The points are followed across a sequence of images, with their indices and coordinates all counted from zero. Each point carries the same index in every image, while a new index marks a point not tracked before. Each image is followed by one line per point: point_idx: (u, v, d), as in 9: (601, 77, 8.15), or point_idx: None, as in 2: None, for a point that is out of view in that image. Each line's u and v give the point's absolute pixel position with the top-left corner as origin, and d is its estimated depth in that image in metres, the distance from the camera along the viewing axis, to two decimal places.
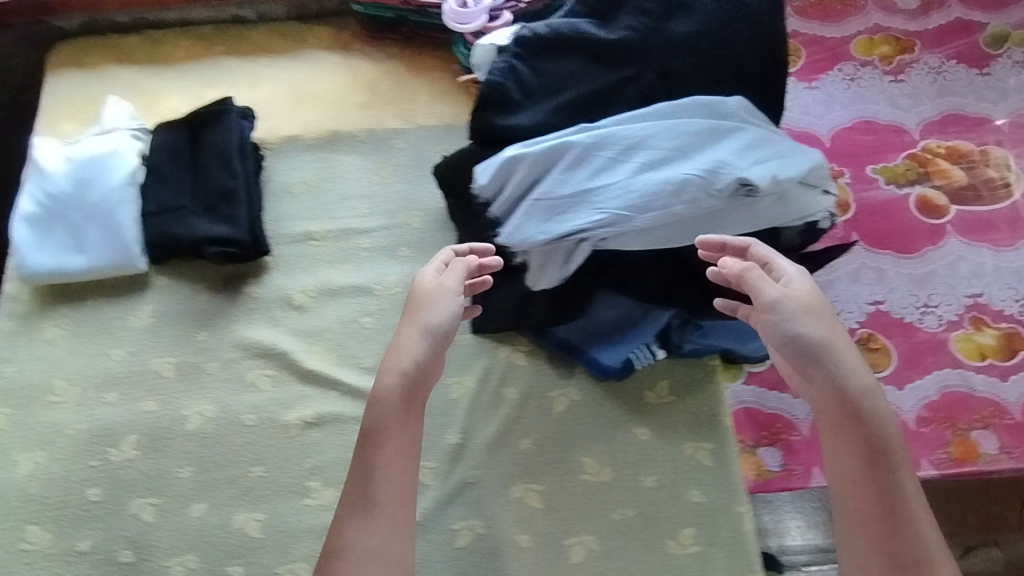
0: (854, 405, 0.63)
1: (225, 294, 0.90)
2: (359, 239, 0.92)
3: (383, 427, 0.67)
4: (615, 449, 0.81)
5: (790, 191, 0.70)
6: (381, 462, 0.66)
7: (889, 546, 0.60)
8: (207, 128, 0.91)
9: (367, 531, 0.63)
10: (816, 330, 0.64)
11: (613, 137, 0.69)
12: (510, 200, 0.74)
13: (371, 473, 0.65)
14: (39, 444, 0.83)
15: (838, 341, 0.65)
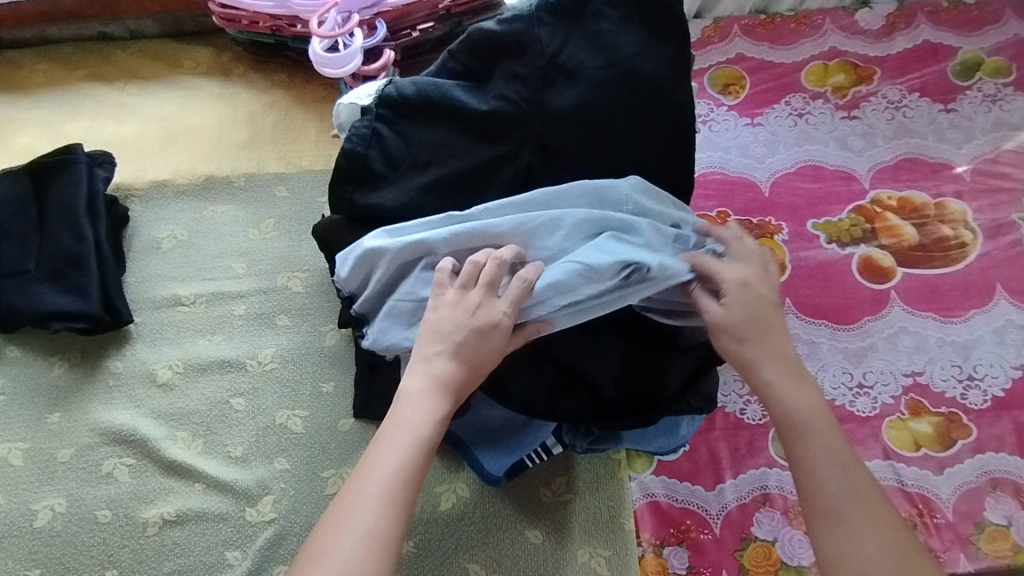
0: (784, 392, 0.59)
1: (83, 369, 0.81)
2: (232, 305, 0.83)
3: (410, 432, 0.55)
4: (504, 554, 0.73)
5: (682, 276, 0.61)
6: (404, 463, 0.54)
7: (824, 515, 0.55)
8: (55, 179, 0.82)
9: (367, 517, 0.51)
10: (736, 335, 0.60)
11: (482, 233, 0.59)
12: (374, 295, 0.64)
13: (381, 470, 0.53)
14: None
15: (759, 334, 0.60)
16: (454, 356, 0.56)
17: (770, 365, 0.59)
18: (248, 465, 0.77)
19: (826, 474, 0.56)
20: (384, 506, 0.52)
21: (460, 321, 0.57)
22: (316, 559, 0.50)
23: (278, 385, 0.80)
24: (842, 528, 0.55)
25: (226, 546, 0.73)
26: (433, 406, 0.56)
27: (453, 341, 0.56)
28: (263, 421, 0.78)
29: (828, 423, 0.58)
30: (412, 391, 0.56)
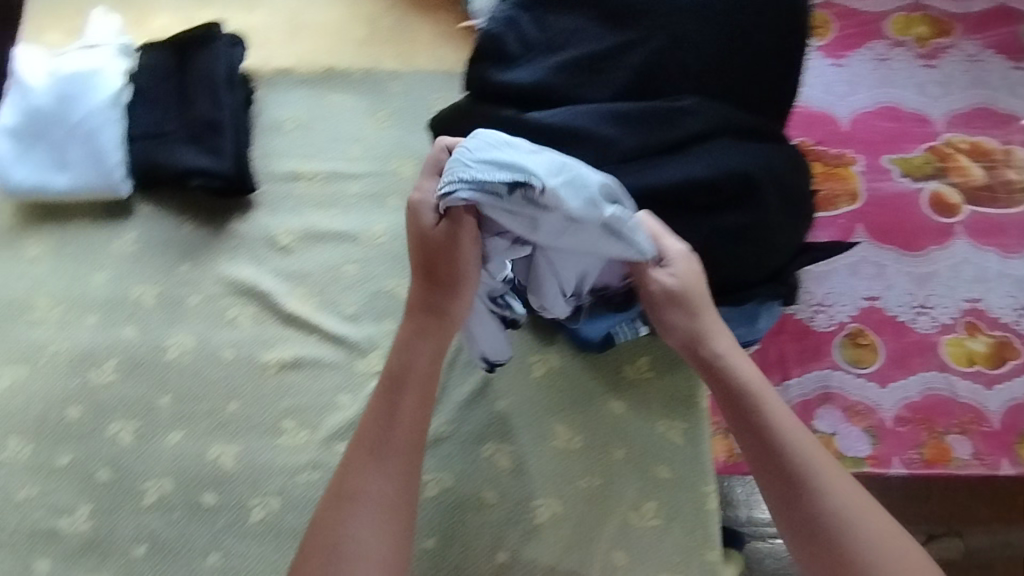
0: (733, 367, 0.67)
1: (209, 228, 0.87)
2: (347, 184, 0.89)
3: (407, 383, 0.69)
4: (589, 419, 0.81)
5: (590, 229, 0.64)
6: (400, 417, 0.68)
7: (778, 471, 0.64)
8: (196, 53, 0.87)
9: (376, 485, 0.66)
10: (687, 312, 0.68)
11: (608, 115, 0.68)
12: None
13: (382, 431, 0.68)
14: (18, 360, 0.81)
15: (704, 313, 0.68)
16: (423, 279, 0.69)
17: (718, 343, 0.68)
18: (358, 323, 0.84)
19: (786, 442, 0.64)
20: (390, 466, 0.67)
21: (419, 240, 0.69)
22: (332, 533, 0.64)
23: (389, 258, 0.86)
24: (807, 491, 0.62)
25: (338, 391, 0.81)
26: (425, 349, 0.70)
27: (425, 269, 0.69)
28: (372, 288, 0.85)
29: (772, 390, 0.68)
30: (407, 339, 0.70)
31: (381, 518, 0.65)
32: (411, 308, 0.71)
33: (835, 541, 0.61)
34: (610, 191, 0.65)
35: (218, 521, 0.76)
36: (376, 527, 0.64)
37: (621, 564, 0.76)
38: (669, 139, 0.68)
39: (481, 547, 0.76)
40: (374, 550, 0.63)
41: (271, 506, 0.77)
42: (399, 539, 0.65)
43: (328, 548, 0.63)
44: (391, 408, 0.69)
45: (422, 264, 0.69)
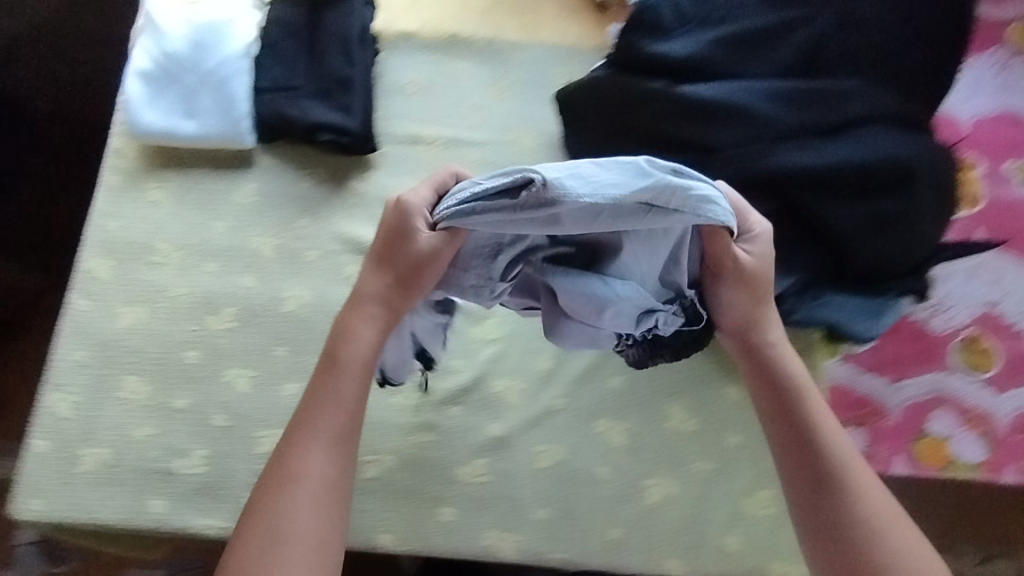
0: (786, 363, 0.65)
1: (330, 185, 0.87)
2: (468, 151, 0.89)
3: (347, 365, 0.65)
4: (705, 403, 0.80)
5: (629, 208, 0.54)
6: (328, 401, 0.64)
7: (814, 472, 0.62)
8: (331, 10, 0.88)
9: (313, 466, 0.62)
10: (753, 296, 0.64)
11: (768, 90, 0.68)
12: (654, 112, 0.70)
13: (323, 412, 0.63)
14: (140, 300, 0.82)
15: (766, 300, 0.66)
16: (388, 275, 0.64)
17: (775, 336, 0.66)
18: None
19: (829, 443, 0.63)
20: (319, 449, 0.62)
21: (388, 237, 0.64)
22: (267, 510, 0.60)
23: None
24: (844, 494, 0.61)
25: (453, 355, 0.81)
26: (368, 334, 0.65)
27: (390, 268, 0.64)
28: None
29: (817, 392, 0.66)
30: (348, 326, 0.65)
31: (318, 507, 0.61)
32: (355, 298, 0.66)
33: (863, 546, 0.59)
34: (639, 168, 0.53)
35: None
36: (309, 510, 0.60)
37: (732, 550, 0.76)
38: (824, 120, 0.68)
39: (590, 521, 0.76)
40: (303, 533, 0.60)
41: (384, 463, 0.77)
42: (326, 530, 0.60)
43: (260, 528, 0.59)
44: (331, 387, 0.64)
45: (389, 260, 0.64)
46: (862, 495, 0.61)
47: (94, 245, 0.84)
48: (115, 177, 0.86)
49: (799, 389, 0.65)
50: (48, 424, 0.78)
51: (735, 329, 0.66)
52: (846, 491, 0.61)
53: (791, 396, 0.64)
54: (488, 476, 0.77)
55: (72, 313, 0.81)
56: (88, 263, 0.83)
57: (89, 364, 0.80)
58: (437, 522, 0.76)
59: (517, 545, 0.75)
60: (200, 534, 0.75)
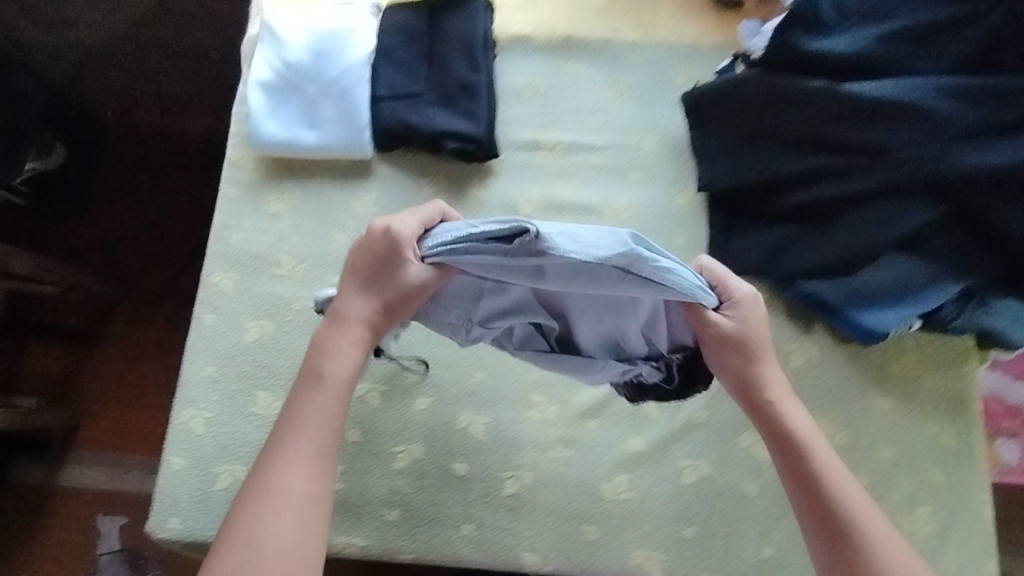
0: (789, 413, 0.65)
1: (450, 193, 0.85)
2: (590, 156, 0.85)
3: (328, 381, 0.62)
4: (854, 415, 0.76)
5: (607, 272, 0.54)
6: (313, 413, 0.61)
7: (829, 528, 0.61)
8: (448, 14, 0.86)
9: (292, 481, 0.58)
10: (741, 357, 0.64)
11: (938, 91, 0.69)
12: (816, 112, 0.73)
13: (302, 425, 0.60)
14: (266, 314, 0.81)
15: (760, 360, 0.65)
16: (375, 299, 0.62)
17: (775, 389, 0.66)
18: None
19: (837, 492, 0.62)
20: (302, 465, 0.59)
21: (371, 262, 0.62)
22: (248, 526, 0.56)
23: None
24: (856, 541, 0.60)
25: None
26: (351, 353, 0.63)
27: (372, 295, 0.62)
28: None
29: (827, 447, 0.65)
30: (325, 342, 0.63)
31: (299, 519, 0.57)
32: (337, 316, 0.63)
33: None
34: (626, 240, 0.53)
35: (469, 492, 0.75)
36: (294, 525, 0.57)
37: None
38: (1002, 119, 0.68)
39: (739, 538, 0.74)
40: (290, 550, 0.56)
41: (524, 479, 0.76)
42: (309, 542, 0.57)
43: (238, 544, 0.55)
44: (308, 401, 0.61)
45: (372, 285, 0.62)
46: (875, 540, 0.60)
47: (218, 258, 0.83)
48: (234, 190, 0.85)
49: (803, 438, 0.64)
50: (183, 441, 0.77)
51: (736, 382, 0.66)
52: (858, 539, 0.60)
53: (793, 448, 0.64)
54: (631, 492, 0.75)
55: (199, 328, 0.80)
56: (213, 277, 0.82)
57: (220, 379, 0.79)
58: (581, 539, 0.74)
59: (666, 565, 0.73)
60: (341, 552, 0.74)
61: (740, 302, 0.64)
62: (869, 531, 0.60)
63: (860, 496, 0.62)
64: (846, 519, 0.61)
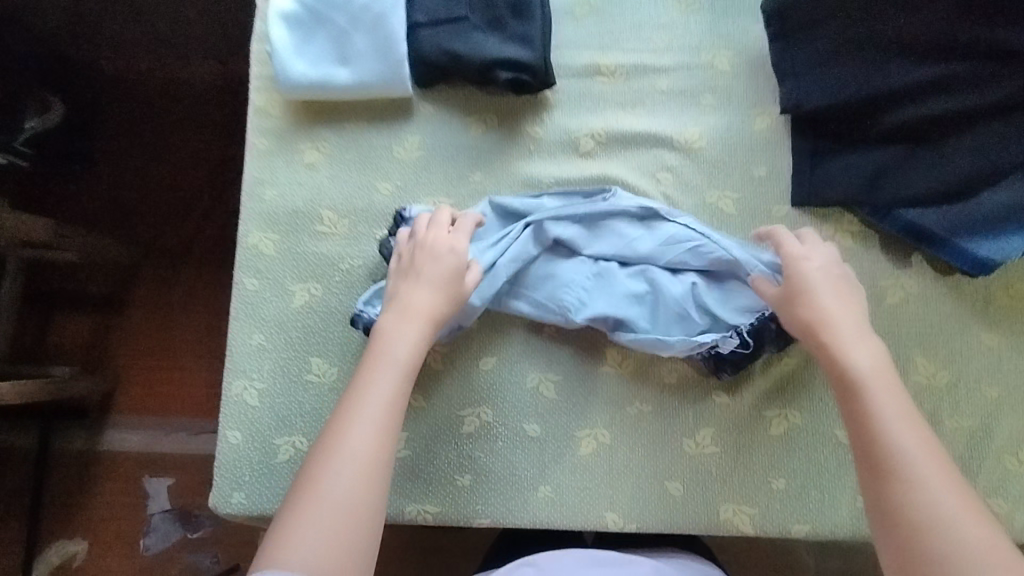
0: (851, 353, 0.58)
1: (501, 132, 0.77)
2: (655, 80, 0.77)
3: (394, 354, 0.59)
4: (957, 352, 0.70)
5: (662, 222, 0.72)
6: (382, 391, 0.57)
7: (883, 467, 0.53)
8: None
9: (361, 439, 0.54)
10: (791, 298, 0.62)
11: None
12: (935, 14, 0.67)
13: (371, 391, 0.57)
14: (312, 276, 0.76)
15: (817, 299, 0.61)
16: (441, 293, 0.64)
17: (841, 328, 0.59)
18: None
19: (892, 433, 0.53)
20: (366, 429, 0.55)
21: (437, 263, 0.65)
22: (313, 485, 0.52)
23: (710, 166, 0.75)
24: (906, 486, 0.51)
25: None
26: (414, 336, 0.61)
27: (434, 300, 0.63)
28: (692, 201, 0.74)
29: (899, 391, 0.56)
30: (389, 328, 0.61)
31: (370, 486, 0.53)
32: (401, 308, 0.62)
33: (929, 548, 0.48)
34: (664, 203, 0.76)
35: (544, 452, 0.71)
36: (357, 481, 0.52)
37: (1000, 512, 0.68)
38: None
39: (833, 488, 0.70)
40: (349, 510, 0.51)
41: (601, 438, 0.71)
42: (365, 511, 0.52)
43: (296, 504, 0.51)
44: (375, 370, 0.58)
45: (437, 291, 0.63)
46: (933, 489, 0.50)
47: (256, 217, 0.77)
48: (264, 141, 0.79)
49: (862, 379, 0.56)
50: (238, 412, 0.74)
51: (795, 322, 0.61)
52: (909, 486, 0.51)
53: (847, 389, 0.57)
54: (716, 446, 0.71)
55: (241, 294, 0.76)
56: (249, 237, 0.77)
57: (270, 346, 0.75)
58: (667, 497, 0.70)
59: (756, 519, 0.69)
60: (414, 520, 0.71)
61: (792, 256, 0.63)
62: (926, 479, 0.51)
63: (924, 445, 0.53)
64: (899, 461, 0.52)
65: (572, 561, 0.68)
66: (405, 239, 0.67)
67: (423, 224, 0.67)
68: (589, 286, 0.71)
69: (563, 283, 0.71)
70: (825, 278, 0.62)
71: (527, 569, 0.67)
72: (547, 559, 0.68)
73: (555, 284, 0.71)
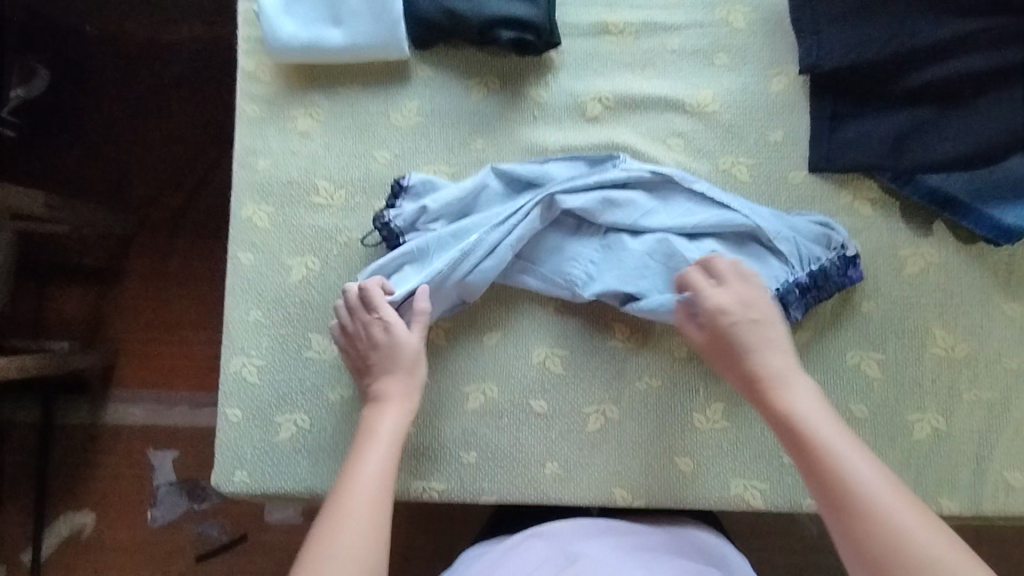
0: (786, 396, 0.57)
1: (503, 95, 0.74)
2: (665, 40, 0.73)
3: (381, 436, 0.61)
4: (977, 323, 0.68)
5: (680, 189, 0.70)
6: (376, 462, 0.59)
7: (842, 519, 0.50)
8: None
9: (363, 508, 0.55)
10: (724, 351, 0.61)
11: None
12: None
13: (362, 470, 0.58)
14: (308, 249, 0.74)
15: (743, 345, 0.60)
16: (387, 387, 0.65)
17: (771, 373, 0.58)
18: None
19: (841, 469, 0.52)
20: (365, 504, 0.56)
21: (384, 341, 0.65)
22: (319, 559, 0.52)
23: (724, 130, 0.71)
24: (863, 522, 0.49)
25: None
26: (394, 418, 0.63)
27: (405, 381, 0.65)
28: (704, 167, 0.71)
29: (841, 429, 0.55)
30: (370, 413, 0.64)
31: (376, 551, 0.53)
32: (378, 398, 0.64)
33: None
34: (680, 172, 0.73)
35: (551, 429, 0.70)
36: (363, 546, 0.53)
37: (1016, 486, 0.66)
38: None
39: None
40: None
41: (610, 414, 0.70)
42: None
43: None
44: (363, 450, 0.60)
45: (406, 372, 0.65)
46: (889, 515, 0.49)
47: (249, 188, 0.75)
48: (255, 108, 0.75)
49: (802, 421, 0.55)
50: (238, 390, 0.72)
51: (738, 376, 0.60)
52: (868, 523, 0.49)
53: (790, 435, 0.55)
54: (727, 421, 0.69)
55: (236, 268, 0.74)
56: (243, 210, 0.74)
57: (267, 322, 0.73)
58: (676, 473, 0.69)
59: (767, 494, 0.68)
60: (420, 497, 0.70)
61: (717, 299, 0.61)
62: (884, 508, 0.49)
63: (875, 470, 0.51)
64: (854, 498, 0.50)
65: (579, 531, 0.67)
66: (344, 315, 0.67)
67: (357, 305, 0.67)
68: (597, 258, 0.69)
69: (570, 257, 0.69)
70: (745, 325, 0.60)
71: (534, 540, 0.66)
72: (554, 531, 0.67)
73: (562, 258, 0.70)
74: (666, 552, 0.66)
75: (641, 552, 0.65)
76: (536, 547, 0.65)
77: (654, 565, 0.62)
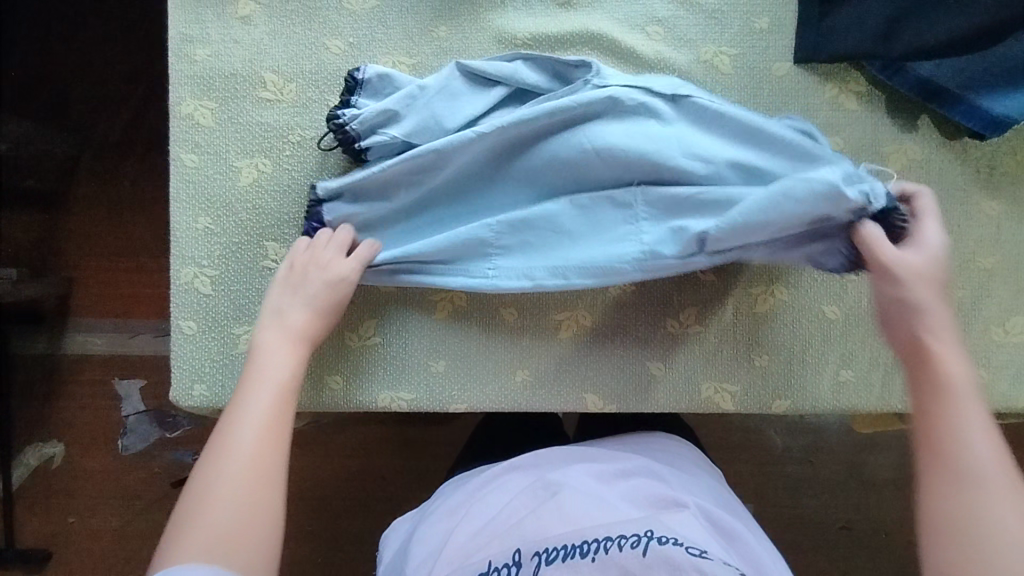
0: (945, 360, 0.52)
1: None
2: None
3: (269, 378, 0.57)
4: (956, 222, 0.66)
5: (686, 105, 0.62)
6: (263, 401, 0.55)
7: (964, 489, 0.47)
8: None
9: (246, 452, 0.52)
10: (914, 289, 0.54)
11: None
12: None
13: (249, 411, 0.54)
14: (259, 150, 0.68)
15: (930, 292, 0.54)
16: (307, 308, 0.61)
17: (942, 334, 0.53)
18: None
19: (965, 426, 0.49)
20: (248, 455, 0.51)
21: (322, 289, 0.62)
22: (204, 498, 0.49)
23: (707, 17, 0.67)
24: (963, 474, 0.47)
25: None
26: (288, 356, 0.59)
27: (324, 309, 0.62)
28: (685, 57, 0.67)
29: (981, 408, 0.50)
30: (266, 345, 0.59)
31: (251, 497, 0.50)
32: (278, 328, 0.60)
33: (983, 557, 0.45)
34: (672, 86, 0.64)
35: (523, 333, 0.68)
36: (238, 495, 0.50)
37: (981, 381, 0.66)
38: None
39: (817, 362, 0.68)
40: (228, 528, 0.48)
41: (583, 319, 0.68)
42: (256, 525, 0.49)
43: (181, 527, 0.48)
44: (251, 395, 0.55)
45: (327, 304, 0.62)
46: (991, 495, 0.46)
47: (190, 83, 0.68)
48: None
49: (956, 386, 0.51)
50: (191, 300, 0.68)
51: (898, 322, 0.54)
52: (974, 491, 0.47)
53: (934, 394, 0.51)
54: (700, 324, 0.68)
55: (180, 171, 0.68)
56: (183, 106, 0.68)
57: (217, 230, 0.68)
58: (649, 377, 0.68)
59: (738, 397, 0.68)
60: (389, 408, 0.68)
61: (927, 253, 0.55)
62: (984, 481, 0.47)
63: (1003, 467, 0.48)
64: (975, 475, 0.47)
65: (559, 459, 0.66)
66: (301, 250, 0.64)
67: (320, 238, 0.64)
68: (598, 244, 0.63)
69: (573, 245, 0.63)
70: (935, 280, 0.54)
71: (514, 475, 0.65)
72: (534, 462, 0.66)
73: (565, 246, 0.63)
74: (644, 475, 0.64)
75: (620, 478, 0.63)
76: (514, 480, 0.65)
77: (631, 492, 0.61)
